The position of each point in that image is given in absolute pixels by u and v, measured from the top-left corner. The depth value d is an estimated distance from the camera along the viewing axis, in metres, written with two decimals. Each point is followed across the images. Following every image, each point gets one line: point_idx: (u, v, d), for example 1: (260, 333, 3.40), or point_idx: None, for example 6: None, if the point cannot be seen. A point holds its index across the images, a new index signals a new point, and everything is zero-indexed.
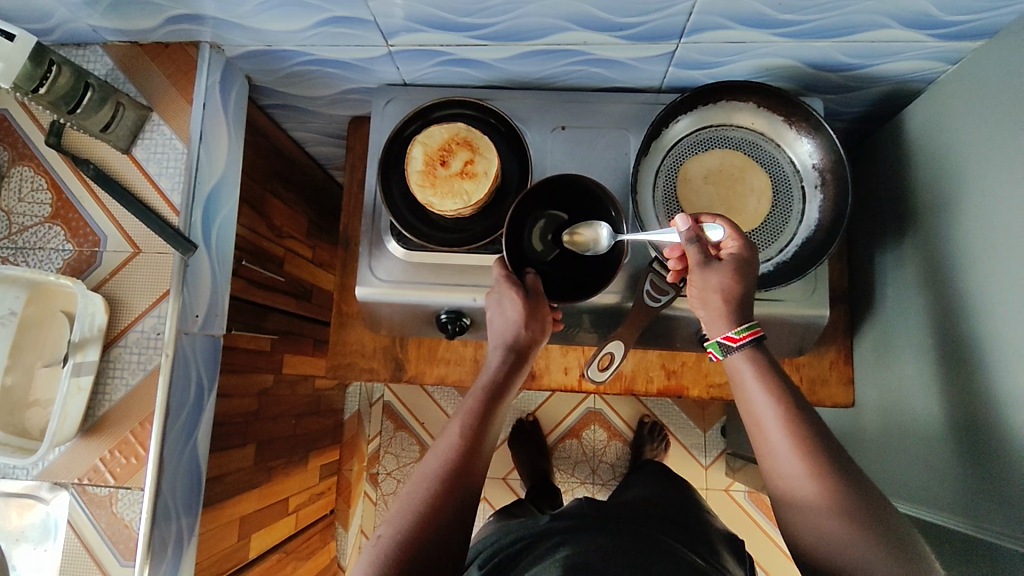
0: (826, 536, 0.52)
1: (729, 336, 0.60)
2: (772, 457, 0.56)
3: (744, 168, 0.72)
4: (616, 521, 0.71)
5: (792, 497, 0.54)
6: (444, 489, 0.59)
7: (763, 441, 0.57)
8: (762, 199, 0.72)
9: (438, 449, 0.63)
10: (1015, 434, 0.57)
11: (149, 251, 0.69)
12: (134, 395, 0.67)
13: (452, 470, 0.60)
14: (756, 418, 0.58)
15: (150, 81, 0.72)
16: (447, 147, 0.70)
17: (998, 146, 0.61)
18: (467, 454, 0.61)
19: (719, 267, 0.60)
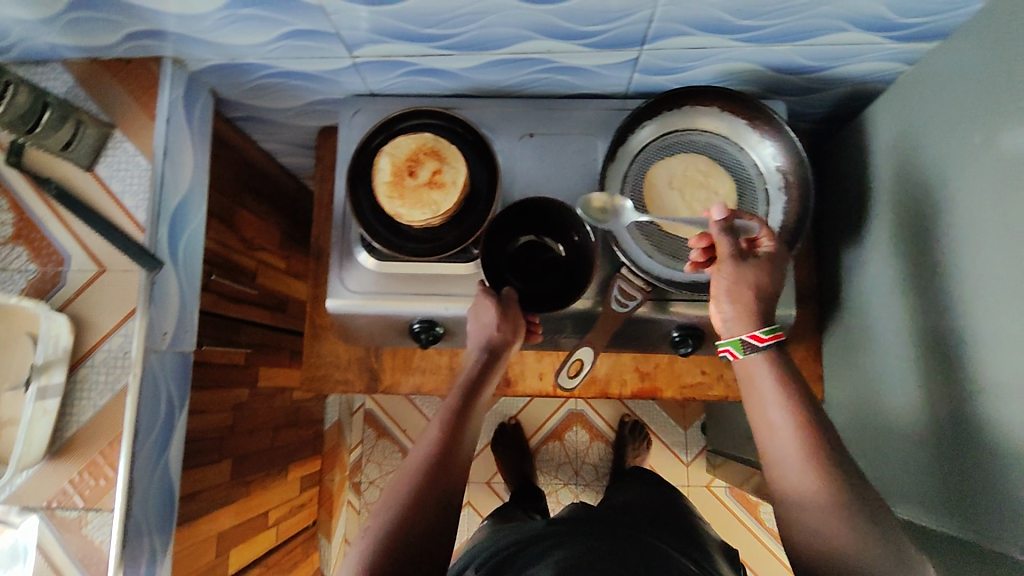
0: (827, 540, 0.51)
1: (756, 335, 0.58)
2: (779, 458, 0.55)
3: (709, 171, 0.73)
4: (593, 523, 0.72)
5: (796, 498, 0.53)
6: (423, 489, 0.60)
7: (770, 441, 0.56)
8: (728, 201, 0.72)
9: (417, 451, 0.63)
10: (976, 427, 0.58)
11: (114, 268, 0.68)
12: (102, 415, 0.66)
13: (432, 471, 0.61)
14: (766, 417, 0.57)
15: (112, 97, 0.71)
16: (415, 157, 0.71)
17: (952, 146, 0.62)
18: (446, 455, 0.62)
19: (756, 263, 0.60)
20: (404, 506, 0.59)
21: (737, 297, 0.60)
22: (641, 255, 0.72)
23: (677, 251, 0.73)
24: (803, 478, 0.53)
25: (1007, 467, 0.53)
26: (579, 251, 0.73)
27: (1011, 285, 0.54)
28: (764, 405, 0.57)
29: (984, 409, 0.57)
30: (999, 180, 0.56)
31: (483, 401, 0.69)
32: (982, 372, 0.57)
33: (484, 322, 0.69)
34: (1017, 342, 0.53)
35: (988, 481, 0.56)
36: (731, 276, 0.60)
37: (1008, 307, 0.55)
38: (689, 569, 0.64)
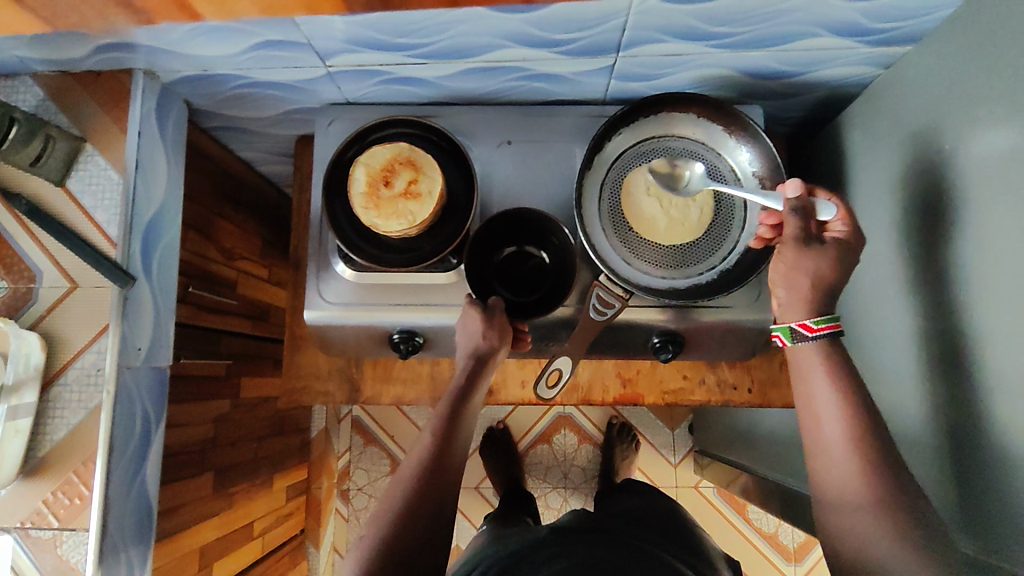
0: (867, 531, 0.52)
1: (805, 324, 0.61)
2: (825, 448, 0.57)
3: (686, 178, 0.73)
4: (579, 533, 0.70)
5: (839, 487, 0.55)
6: (413, 496, 0.61)
7: (817, 432, 0.58)
8: (704, 209, 0.72)
9: (411, 459, 0.64)
10: (955, 433, 0.58)
11: (86, 285, 0.67)
12: (75, 434, 0.65)
13: (421, 479, 0.62)
14: (813, 408, 0.59)
15: (83, 111, 0.70)
16: (390, 167, 0.70)
17: (925, 151, 0.62)
18: (436, 463, 0.63)
19: (822, 251, 0.60)
20: (394, 514, 0.60)
21: (794, 282, 0.62)
22: (619, 262, 0.71)
23: (657, 258, 0.72)
24: (848, 480, 0.55)
25: (990, 472, 0.54)
26: (561, 256, 0.74)
27: (984, 292, 0.54)
28: (814, 397, 0.59)
29: (962, 415, 0.58)
30: (969, 186, 0.56)
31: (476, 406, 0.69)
32: (961, 377, 0.57)
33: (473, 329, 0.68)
34: (993, 348, 0.53)
35: (972, 486, 0.56)
36: (790, 263, 0.61)
37: (983, 313, 0.54)
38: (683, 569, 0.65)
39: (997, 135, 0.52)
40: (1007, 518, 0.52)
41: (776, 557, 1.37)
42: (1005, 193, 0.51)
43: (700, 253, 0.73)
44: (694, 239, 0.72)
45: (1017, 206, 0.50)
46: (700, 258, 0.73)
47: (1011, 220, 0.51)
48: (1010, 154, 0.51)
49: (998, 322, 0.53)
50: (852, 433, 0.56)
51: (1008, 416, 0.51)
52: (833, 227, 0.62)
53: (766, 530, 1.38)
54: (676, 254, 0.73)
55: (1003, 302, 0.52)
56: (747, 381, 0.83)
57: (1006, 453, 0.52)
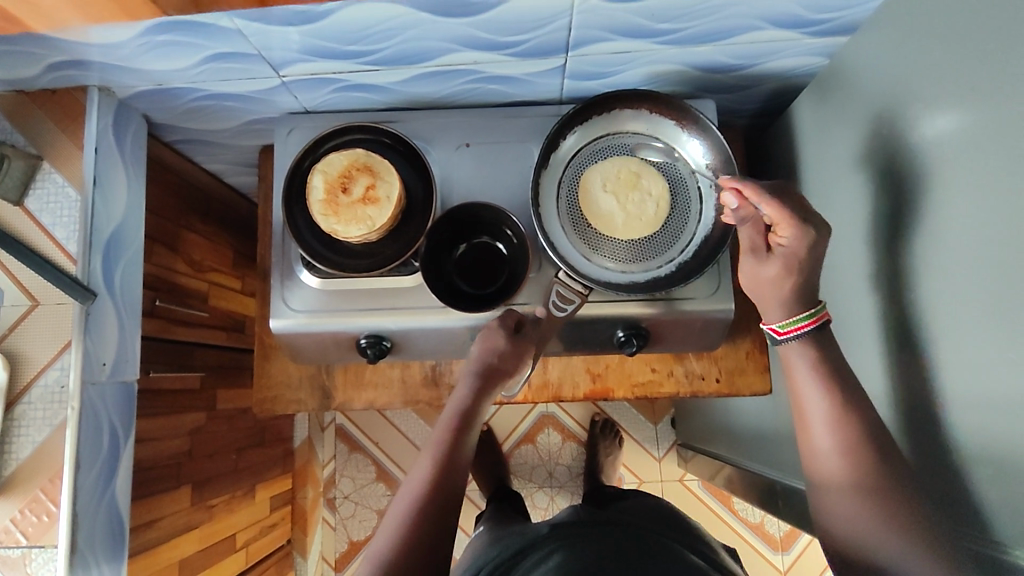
0: (862, 524, 0.53)
1: (775, 329, 0.63)
2: (815, 444, 0.59)
3: (641, 171, 0.74)
4: (578, 534, 0.67)
5: (833, 481, 0.56)
6: (422, 507, 0.62)
7: (808, 428, 0.59)
8: (661, 202, 0.73)
9: (413, 475, 0.66)
10: (911, 412, 0.60)
11: (47, 302, 0.69)
12: (41, 451, 0.67)
13: (429, 490, 0.63)
14: (804, 404, 0.60)
15: (39, 130, 0.71)
16: (348, 173, 0.70)
17: (870, 136, 0.64)
18: (444, 474, 0.65)
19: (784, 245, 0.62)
20: (402, 528, 0.61)
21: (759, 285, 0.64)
22: (578, 258, 0.72)
23: (617, 253, 0.73)
24: (840, 466, 0.56)
25: (943, 450, 0.55)
26: (516, 250, 0.75)
27: (931, 274, 0.55)
28: (805, 391, 0.60)
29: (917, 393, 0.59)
30: (912, 168, 0.57)
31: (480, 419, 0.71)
32: (914, 357, 0.59)
33: (491, 345, 0.71)
34: (939, 327, 0.54)
35: (925, 463, 0.58)
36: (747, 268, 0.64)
37: (929, 293, 0.56)
38: (700, 567, 0.63)
39: (936, 120, 0.54)
40: (959, 493, 0.53)
41: (762, 547, 1.38)
42: (948, 175, 0.53)
43: (660, 246, 0.74)
44: (651, 234, 0.73)
45: (959, 187, 0.51)
46: (659, 251, 0.74)
47: (955, 202, 0.52)
48: (948, 137, 0.52)
49: (944, 302, 0.54)
50: (836, 414, 0.58)
51: (958, 394, 0.53)
52: (779, 232, 0.61)
53: (751, 520, 1.39)
54: (636, 248, 0.73)
55: (951, 282, 0.53)
56: (715, 372, 0.83)
57: (958, 428, 0.53)
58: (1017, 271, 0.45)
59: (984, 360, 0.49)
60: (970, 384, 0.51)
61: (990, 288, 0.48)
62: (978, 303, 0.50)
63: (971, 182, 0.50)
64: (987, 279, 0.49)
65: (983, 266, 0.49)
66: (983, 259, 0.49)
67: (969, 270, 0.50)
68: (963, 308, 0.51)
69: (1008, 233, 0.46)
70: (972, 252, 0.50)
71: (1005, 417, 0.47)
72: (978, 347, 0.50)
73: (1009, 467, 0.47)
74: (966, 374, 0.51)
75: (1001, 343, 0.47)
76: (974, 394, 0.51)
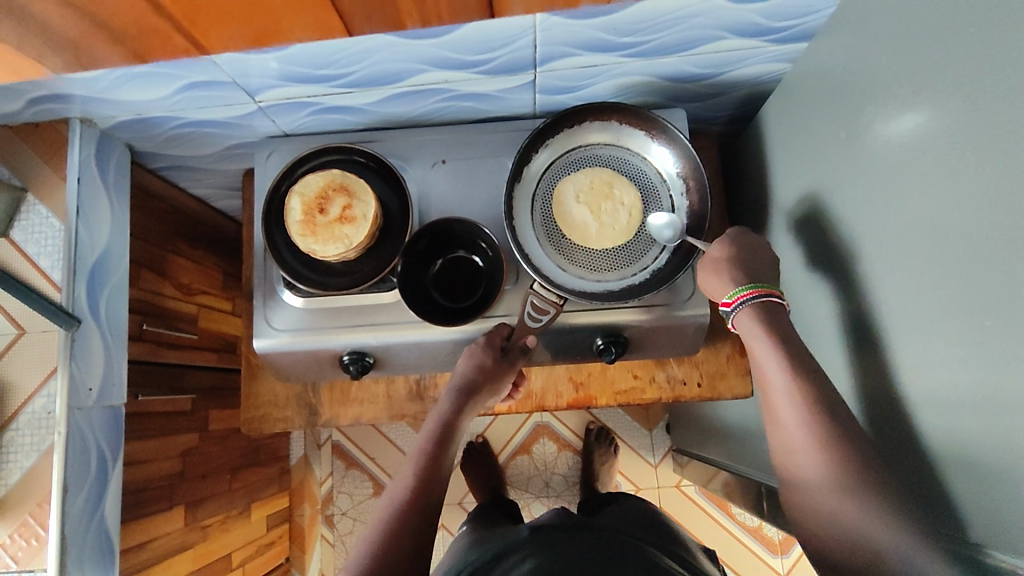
0: (833, 519, 0.54)
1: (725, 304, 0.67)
2: (785, 444, 0.60)
3: (612, 180, 0.75)
4: (567, 535, 0.68)
5: (805, 479, 0.57)
6: (404, 515, 0.63)
7: (779, 430, 0.61)
8: (632, 211, 0.74)
9: (397, 483, 0.67)
10: (880, 410, 0.60)
11: (33, 330, 0.71)
12: (30, 476, 0.69)
13: (413, 495, 0.65)
14: (773, 406, 0.61)
15: (24, 163, 0.73)
16: (324, 194, 0.72)
17: (830, 139, 0.65)
18: (428, 479, 0.67)
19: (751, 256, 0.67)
20: (384, 533, 0.61)
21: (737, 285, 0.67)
22: (554, 269, 0.73)
23: (591, 262, 0.75)
24: (805, 460, 0.57)
25: (909, 447, 0.56)
26: (493, 262, 0.76)
27: (885, 272, 0.57)
28: (772, 390, 0.61)
29: (884, 390, 0.59)
30: (867, 171, 0.59)
31: (463, 431, 0.74)
32: (876, 355, 0.60)
33: (478, 363, 0.73)
34: (899, 325, 0.55)
35: (891, 458, 0.58)
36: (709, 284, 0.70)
37: (885, 291, 0.57)
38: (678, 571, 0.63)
39: (884, 123, 0.55)
40: (925, 487, 0.53)
41: (761, 550, 1.38)
42: (896, 176, 0.54)
43: (634, 254, 0.75)
44: (625, 242, 0.74)
45: (911, 187, 0.52)
46: (634, 258, 0.75)
47: (906, 203, 0.53)
48: (898, 139, 0.53)
49: (899, 300, 0.55)
50: (799, 405, 0.59)
51: (917, 388, 0.53)
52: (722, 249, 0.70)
53: (749, 524, 1.39)
54: (610, 257, 0.75)
55: (902, 278, 0.54)
56: (696, 376, 0.84)
57: (921, 423, 0.53)
58: (963, 267, 0.47)
59: (940, 356, 0.50)
60: (928, 379, 0.52)
61: (939, 285, 0.50)
62: (932, 301, 0.50)
63: (921, 182, 0.51)
64: (935, 275, 0.50)
65: (931, 263, 0.50)
66: (932, 257, 0.50)
67: (919, 268, 0.52)
68: (916, 304, 0.52)
69: (953, 231, 0.47)
70: (922, 249, 0.51)
71: (961, 411, 0.48)
72: (932, 343, 0.51)
73: (967, 459, 0.48)
74: (924, 369, 0.52)
75: (951, 339, 0.48)
76: (933, 389, 0.51)
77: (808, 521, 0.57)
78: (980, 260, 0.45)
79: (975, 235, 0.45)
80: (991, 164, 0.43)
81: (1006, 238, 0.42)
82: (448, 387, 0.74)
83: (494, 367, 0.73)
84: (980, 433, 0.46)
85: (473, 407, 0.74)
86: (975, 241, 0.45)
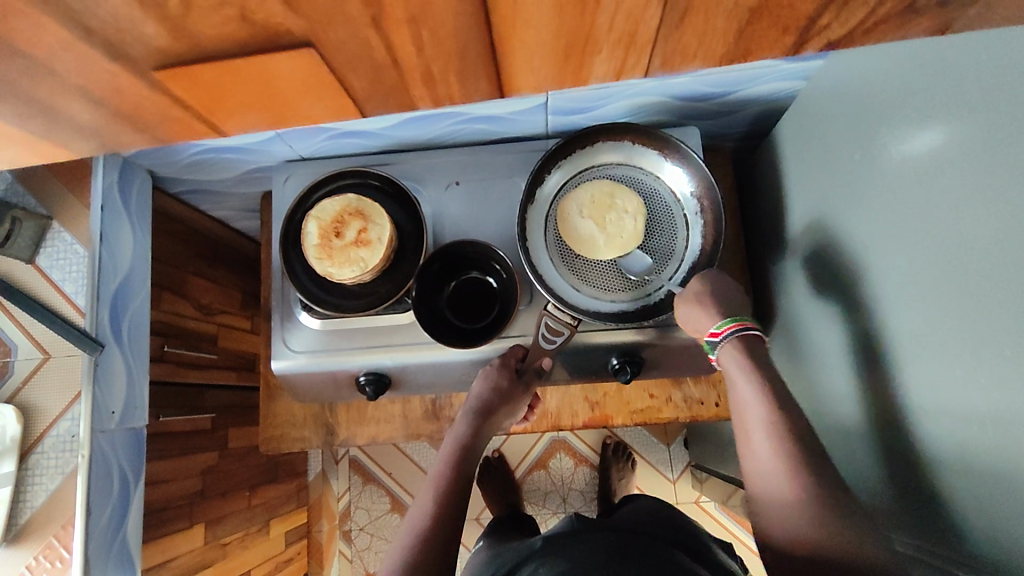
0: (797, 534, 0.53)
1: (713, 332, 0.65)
2: (753, 458, 0.58)
3: (613, 190, 0.73)
4: (589, 531, 0.67)
5: (771, 494, 0.56)
6: (426, 536, 0.62)
7: (747, 443, 0.59)
8: (638, 215, 0.72)
9: (417, 506, 0.67)
10: (894, 433, 0.59)
11: (58, 354, 0.73)
12: (54, 498, 0.70)
13: (434, 518, 0.65)
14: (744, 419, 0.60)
15: (50, 193, 0.75)
16: (340, 219, 0.73)
17: (842, 158, 0.64)
18: (449, 497, 0.67)
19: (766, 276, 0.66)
20: (408, 553, 0.61)
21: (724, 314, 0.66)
22: (568, 290, 0.74)
23: (604, 282, 0.75)
24: (774, 477, 0.56)
25: (924, 474, 0.55)
26: (506, 283, 0.76)
27: (898, 296, 0.56)
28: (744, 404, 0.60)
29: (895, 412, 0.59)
30: (878, 192, 0.58)
31: (480, 454, 0.74)
32: (887, 381, 0.59)
33: (494, 384, 0.74)
34: (911, 349, 0.55)
35: (908, 484, 0.57)
36: (685, 317, 0.67)
37: (899, 314, 0.56)
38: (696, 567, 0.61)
39: (896, 148, 0.54)
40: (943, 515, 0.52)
41: None
42: (908, 202, 0.53)
43: (647, 274, 0.75)
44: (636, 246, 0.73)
45: (921, 212, 0.51)
46: (647, 279, 0.75)
47: (918, 227, 0.52)
48: (908, 162, 0.53)
49: (912, 323, 0.54)
50: (766, 414, 0.58)
51: (931, 418, 0.53)
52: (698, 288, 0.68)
53: None
54: (624, 277, 0.75)
55: (915, 305, 0.53)
56: (712, 394, 0.84)
57: (935, 448, 0.52)
58: (974, 302, 0.46)
59: (952, 383, 0.49)
60: (941, 410, 0.51)
61: (953, 316, 0.49)
62: (944, 328, 0.50)
63: (931, 207, 0.50)
64: (947, 306, 0.49)
65: (942, 293, 0.50)
66: (943, 281, 0.49)
67: (931, 296, 0.51)
68: (929, 333, 0.52)
69: (964, 256, 0.47)
70: (932, 273, 0.50)
71: (976, 443, 0.47)
72: (946, 372, 0.50)
73: (986, 498, 0.47)
74: (936, 399, 0.51)
75: (967, 368, 0.47)
76: (943, 413, 0.51)
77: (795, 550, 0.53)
78: (991, 298, 0.44)
79: (987, 271, 0.44)
80: (999, 203, 0.42)
81: (1014, 268, 0.41)
82: (464, 409, 0.75)
83: (508, 388, 0.74)
84: (995, 473, 0.45)
85: (485, 428, 0.74)
86: (988, 268, 0.44)
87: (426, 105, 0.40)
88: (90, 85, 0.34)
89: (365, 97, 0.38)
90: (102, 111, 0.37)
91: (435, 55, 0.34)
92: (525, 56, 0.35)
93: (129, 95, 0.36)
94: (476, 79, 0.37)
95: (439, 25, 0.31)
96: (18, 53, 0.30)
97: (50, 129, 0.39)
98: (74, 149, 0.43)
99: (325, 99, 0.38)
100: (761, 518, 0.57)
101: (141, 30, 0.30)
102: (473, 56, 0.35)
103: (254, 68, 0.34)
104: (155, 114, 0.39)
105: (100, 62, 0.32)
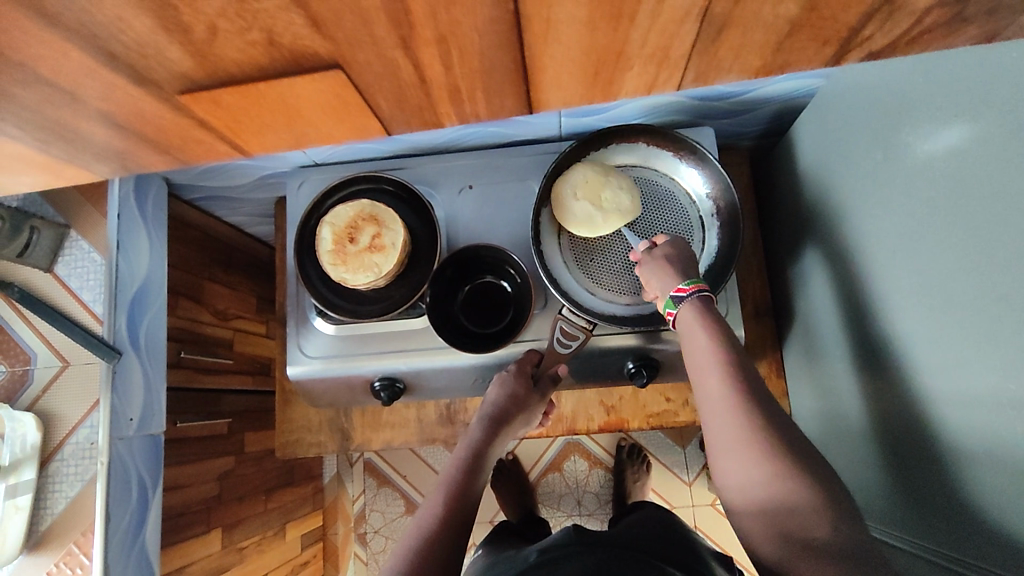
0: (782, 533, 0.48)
1: (678, 289, 0.63)
2: (723, 454, 0.53)
3: (606, 171, 0.72)
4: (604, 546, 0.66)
5: (746, 493, 0.51)
6: (435, 538, 0.61)
7: (715, 438, 0.54)
8: (632, 192, 0.72)
9: (425, 506, 0.65)
10: (913, 440, 0.58)
11: (77, 362, 0.74)
12: (74, 506, 0.71)
13: (443, 519, 0.63)
14: (710, 412, 0.55)
15: (67, 201, 0.75)
16: (354, 224, 0.73)
17: (861, 158, 0.63)
18: (458, 501, 0.65)
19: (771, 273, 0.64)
20: (412, 553, 0.59)
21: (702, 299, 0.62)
22: (582, 293, 0.73)
23: (619, 285, 0.74)
24: (747, 473, 0.51)
25: (946, 483, 0.54)
26: (521, 288, 0.76)
27: (920, 300, 0.55)
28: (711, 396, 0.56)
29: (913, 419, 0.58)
30: (897, 195, 0.57)
31: (490, 462, 0.72)
32: (908, 387, 0.58)
33: (512, 392, 0.72)
34: (932, 355, 0.54)
35: (930, 493, 0.56)
36: (649, 276, 0.66)
37: (921, 319, 0.55)
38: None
39: (916, 148, 0.53)
40: (963, 523, 0.52)
41: None
42: (929, 202, 0.52)
43: None
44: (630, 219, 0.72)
45: (942, 215, 0.50)
46: None
47: (937, 231, 0.51)
48: (928, 165, 0.52)
49: (933, 329, 0.53)
50: (736, 405, 0.54)
51: (954, 427, 0.52)
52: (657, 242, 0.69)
53: None
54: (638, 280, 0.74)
55: (937, 310, 0.52)
56: None
57: (957, 459, 0.52)
58: (996, 308, 0.45)
59: (978, 391, 0.48)
60: (963, 419, 0.50)
61: (976, 322, 0.48)
62: (966, 335, 0.49)
63: (952, 211, 0.49)
64: (971, 311, 0.48)
65: (965, 297, 0.49)
66: (965, 286, 0.48)
67: (956, 300, 0.50)
68: (950, 338, 0.51)
69: (985, 262, 0.46)
70: (956, 279, 0.49)
71: (999, 455, 0.46)
72: (971, 381, 0.49)
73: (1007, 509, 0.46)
74: (960, 407, 0.51)
75: (992, 376, 0.46)
76: (969, 423, 0.50)
77: (762, 543, 0.49)
78: (1013, 305, 0.43)
79: (1006, 275, 0.43)
80: (1017, 206, 0.42)
81: None
82: (476, 414, 0.74)
83: (524, 394, 0.73)
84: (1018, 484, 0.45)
85: (499, 436, 0.73)
86: (1008, 274, 0.43)
87: (446, 119, 0.40)
88: (112, 107, 0.34)
89: (387, 112, 0.38)
90: (121, 132, 0.37)
91: (462, 72, 0.34)
92: (554, 73, 0.35)
93: (148, 117, 0.36)
94: (499, 93, 0.37)
95: (467, 43, 0.31)
96: (39, 80, 0.30)
97: (71, 151, 0.39)
98: (93, 168, 0.43)
99: (345, 115, 0.38)
100: (740, 518, 0.52)
101: (165, 55, 0.29)
102: (498, 74, 0.34)
103: (269, 90, 0.34)
104: (171, 135, 0.39)
105: (121, 87, 0.32)
